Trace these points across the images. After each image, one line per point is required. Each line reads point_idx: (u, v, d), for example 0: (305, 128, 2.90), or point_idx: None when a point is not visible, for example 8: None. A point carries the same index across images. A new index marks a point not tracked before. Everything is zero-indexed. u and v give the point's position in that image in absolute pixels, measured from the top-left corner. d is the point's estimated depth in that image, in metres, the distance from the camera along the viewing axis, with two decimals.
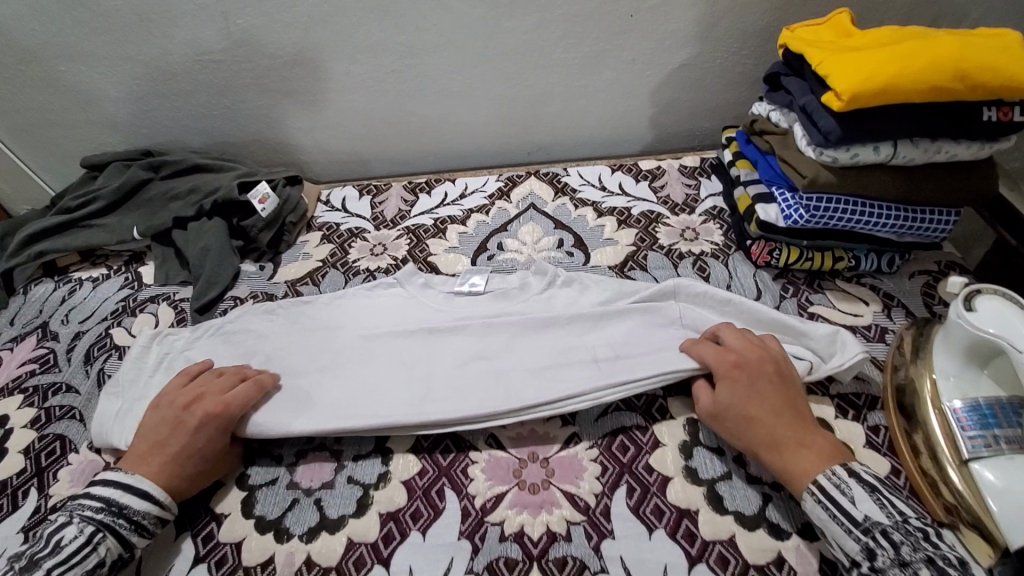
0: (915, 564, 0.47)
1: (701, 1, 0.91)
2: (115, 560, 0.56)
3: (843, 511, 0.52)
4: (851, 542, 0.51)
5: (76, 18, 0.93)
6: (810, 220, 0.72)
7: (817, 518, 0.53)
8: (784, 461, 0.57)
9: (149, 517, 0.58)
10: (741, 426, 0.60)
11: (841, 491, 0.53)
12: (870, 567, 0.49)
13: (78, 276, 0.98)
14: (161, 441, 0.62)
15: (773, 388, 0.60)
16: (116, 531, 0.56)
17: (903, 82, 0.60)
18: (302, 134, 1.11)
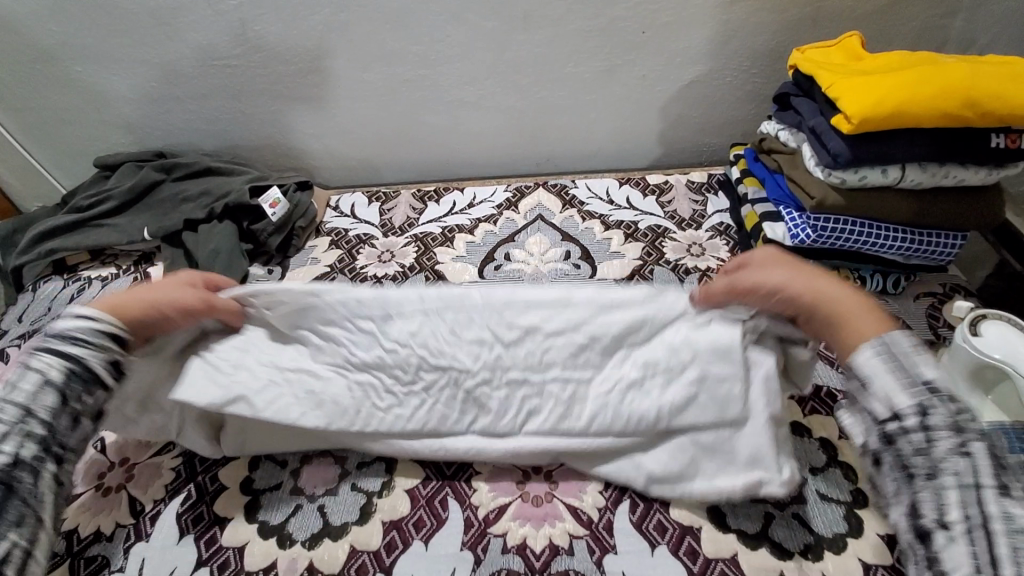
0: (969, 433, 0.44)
1: (711, 21, 0.92)
2: (65, 371, 0.54)
3: (910, 370, 0.47)
4: (908, 398, 0.47)
5: (96, 20, 0.95)
6: (817, 239, 0.73)
7: (878, 368, 0.49)
8: (848, 307, 0.54)
9: (84, 329, 0.55)
10: (802, 273, 0.57)
11: (905, 351, 0.49)
12: (919, 423, 0.46)
13: (86, 274, 0.98)
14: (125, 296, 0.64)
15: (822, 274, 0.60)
16: (51, 348, 0.54)
17: (912, 108, 0.60)
18: (313, 140, 1.11)
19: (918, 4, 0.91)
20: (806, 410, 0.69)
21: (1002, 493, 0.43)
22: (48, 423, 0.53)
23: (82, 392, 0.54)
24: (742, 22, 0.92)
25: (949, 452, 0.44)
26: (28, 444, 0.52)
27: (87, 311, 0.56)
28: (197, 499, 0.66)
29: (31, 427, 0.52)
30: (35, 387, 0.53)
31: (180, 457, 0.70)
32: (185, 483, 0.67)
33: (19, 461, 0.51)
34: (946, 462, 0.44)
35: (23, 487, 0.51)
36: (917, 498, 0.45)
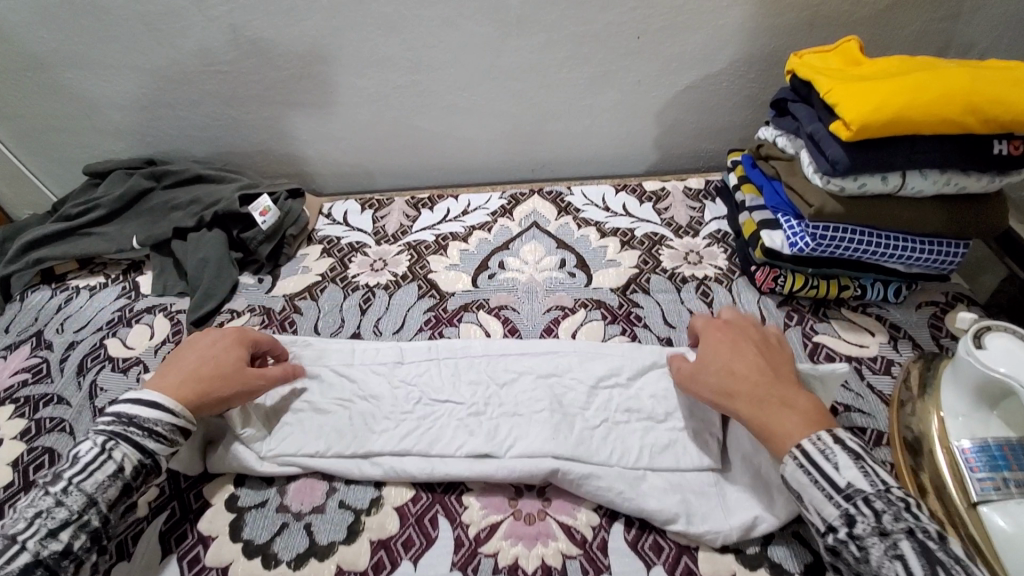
0: (894, 534, 0.46)
1: (708, 25, 0.90)
2: (136, 466, 0.56)
3: (828, 478, 0.50)
4: (831, 508, 0.49)
5: (85, 26, 0.94)
6: (816, 248, 0.71)
7: (797, 485, 0.51)
8: (765, 417, 0.55)
9: (162, 424, 0.58)
10: (725, 383, 0.59)
11: (825, 456, 0.51)
12: (848, 533, 0.48)
13: (75, 284, 0.97)
14: (186, 361, 0.64)
15: (759, 358, 0.60)
16: (128, 438, 0.57)
17: (912, 114, 0.59)
18: (306, 146, 1.10)
19: (918, 6, 0.89)
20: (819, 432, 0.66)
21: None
22: (104, 516, 0.54)
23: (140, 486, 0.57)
24: (740, 26, 0.91)
25: (882, 557, 0.46)
26: (82, 534, 0.53)
27: (166, 409, 0.59)
28: (181, 517, 0.64)
29: (88, 518, 0.53)
30: (102, 477, 0.54)
31: (164, 472, 0.68)
32: (169, 500, 0.66)
33: (70, 551, 0.52)
34: (883, 566, 0.46)
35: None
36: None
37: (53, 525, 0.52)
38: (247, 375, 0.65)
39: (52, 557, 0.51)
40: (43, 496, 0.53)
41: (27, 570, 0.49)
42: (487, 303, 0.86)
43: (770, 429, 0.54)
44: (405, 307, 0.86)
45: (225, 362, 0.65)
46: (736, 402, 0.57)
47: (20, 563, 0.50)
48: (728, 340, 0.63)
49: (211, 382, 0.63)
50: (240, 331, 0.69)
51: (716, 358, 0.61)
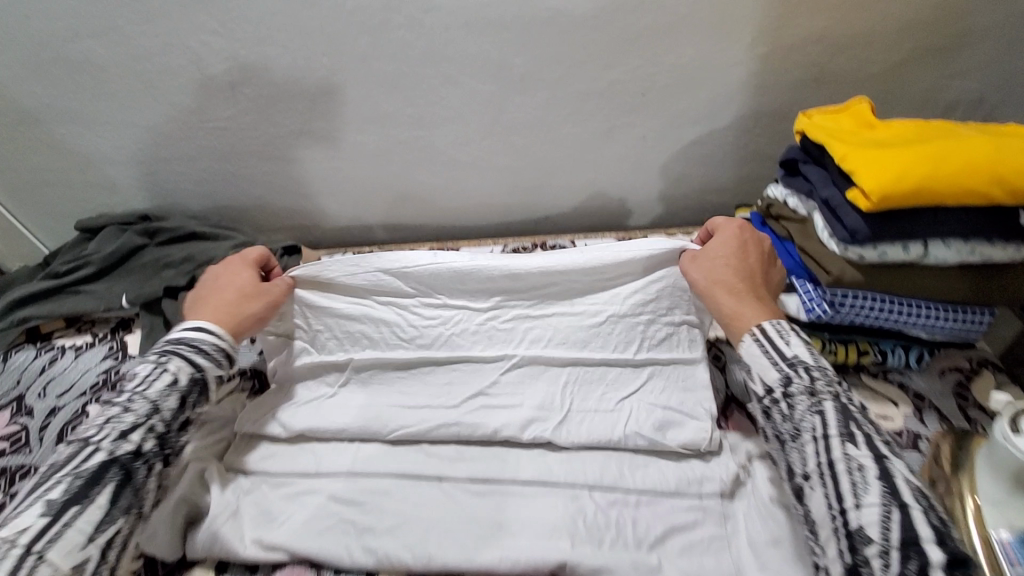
0: (823, 395, 0.56)
1: (712, 82, 0.90)
2: (191, 378, 0.63)
3: (775, 348, 0.59)
4: (772, 372, 0.58)
5: (82, 84, 0.93)
6: (834, 316, 0.68)
7: (749, 355, 0.61)
8: (738, 306, 0.64)
9: (208, 342, 0.66)
10: (718, 269, 0.68)
11: (780, 335, 0.60)
12: (783, 393, 0.57)
13: (60, 343, 0.93)
14: (209, 295, 0.71)
15: (752, 259, 0.69)
16: (180, 353, 0.64)
17: (934, 185, 0.57)
18: (304, 200, 1.08)
19: (924, 64, 0.89)
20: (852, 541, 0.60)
21: (849, 439, 0.53)
22: (167, 423, 0.61)
23: (195, 399, 0.63)
24: (744, 83, 0.90)
25: (806, 411, 0.55)
26: (149, 437, 0.59)
27: (211, 332, 0.67)
28: None
29: (154, 422, 0.60)
30: (162, 386, 0.61)
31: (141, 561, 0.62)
32: None
33: (141, 453, 0.58)
34: (806, 420, 0.55)
35: (137, 479, 0.57)
36: (790, 460, 0.56)
37: (124, 427, 0.58)
38: (260, 291, 0.72)
39: (126, 456, 0.57)
40: (111, 407, 0.60)
41: (105, 466, 0.56)
42: None
43: (735, 316, 0.64)
44: None
45: (239, 284, 0.72)
46: (718, 288, 0.67)
47: (98, 461, 0.56)
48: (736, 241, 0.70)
49: (233, 303, 0.70)
50: (241, 257, 0.76)
51: (720, 250, 0.69)
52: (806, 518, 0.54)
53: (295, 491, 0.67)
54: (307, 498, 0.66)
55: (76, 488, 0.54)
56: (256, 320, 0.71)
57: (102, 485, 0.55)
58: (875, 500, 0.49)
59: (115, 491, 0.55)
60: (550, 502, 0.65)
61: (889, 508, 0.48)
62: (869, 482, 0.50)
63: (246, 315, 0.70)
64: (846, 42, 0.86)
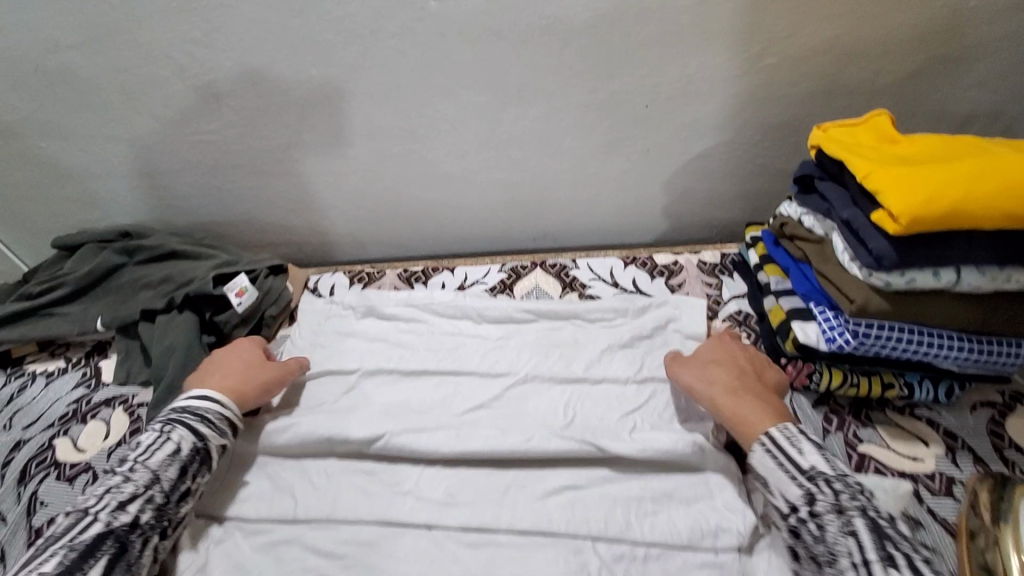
0: (849, 512, 0.50)
1: (721, 93, 0.85)
2: (192, 448, 0.63)
3: (791, 461, 0.56)
4: (793, 487, 0.54)
5: (59, 96, 0.89)
6: (858, 347, 0.62)
7: (764, 468, 0.57)
8: (739, 411, 0.63)
9: (212, 411, 0.67)
10: (708, 375, 0.68)
11: (790, 441, 0.58)
12: (808, 511, 0.52)
13: (31, 369, 0.88)
14: (221, 367, 0.74)
15: (737, 363, 0.69)
16: (184, 423, 0.64)
17: (970, 207, 0.51)
18: (294, 216, 1.04)
19: (944, 75, 0.84)
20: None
21: (891, 564, 0.46)
22: (166, 493, 0.59)
23: (196, 468, 0.62)
24: (754, 95, 0.85)
25: (838, 533, 0.50)
26: (147, 509, 0.57)
27: (216, 400, 0.68)
28: None
29: (153, 492, 0.58)
30: (163, 455, 0.60)
31: None
32: None
33: (137, 524, 0.56)
34: (839, 544, 0.49)
35: (130, 554, 0.54)
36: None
37: (122, 498, 0.56)
38: (270, 366, 0.76)
39: (122, 528, 0.55)
40: (112, 477, 0.59)
41: (101, 538, 0.53)
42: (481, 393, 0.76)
43: (744, 416, 0.62)
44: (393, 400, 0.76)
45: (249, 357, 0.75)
46: (716, 390, 0.66)
47: (93, 533, 0.53)
48: (718, 349, 0.71)
49: (242, 377, 0.72)
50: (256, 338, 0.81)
51: (705, 358, 0.70)
52: None
53: (273, 540, 0.63)
54: (285, 548, 0.62)
55: (70, 561, 0.51)
56: (263, 393, 0.73)
57: (95, 559, 0.52)
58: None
59: (111, 563, 0.52)
60: (550, 556, 0.60)
61: None
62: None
63: (253, 386, 0.72)
64: (862, 52, 0.81)
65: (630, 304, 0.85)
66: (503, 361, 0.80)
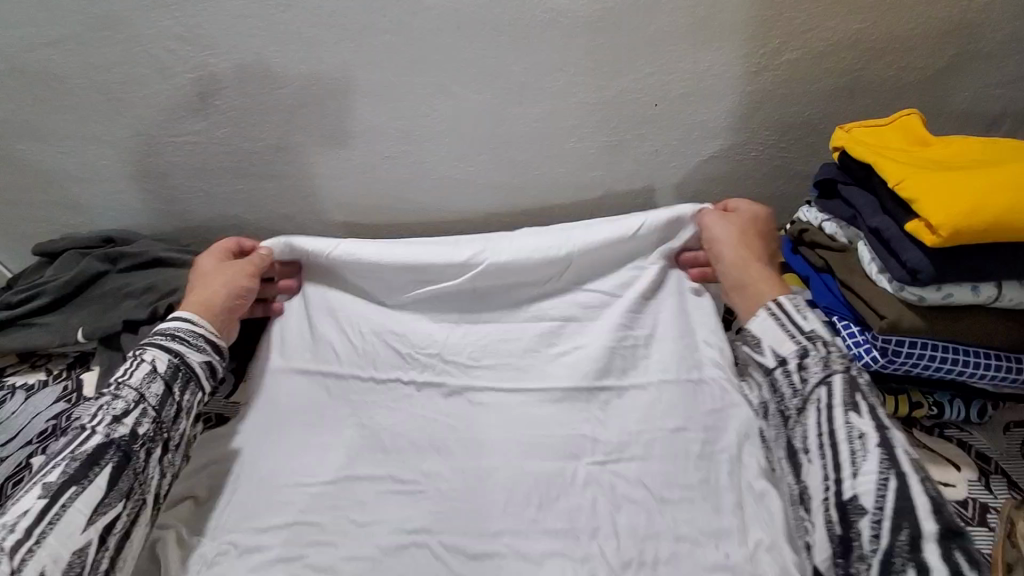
0: (831, 369, 0.58)
1: (734, 92, 0.80)
2: (169, 364, 0.67)
3: (793, 323, 0.62)
4: (789, 344, 0.61)
5: (38, 96, 0.84)
6: (886, 366, 0.58)
7: (764, 327, 0.64)
8: (753, 278, 0.69)
9: (183, 329, 0.70)
10: (737, 241, 0.73)
11: (796, 308, 0.64)
12: (796, 364, 0.60)
13: (10, 382, 0.84)
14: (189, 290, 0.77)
15: (766, 244, 0.73)
16: (157, 343, 0.68)
17: (1017, 218, 0.47)
18: (285, 221, 0.99)
19: (972, 71, 0.79)
20: None
21: (852, 410, 0.56)
22: (157, 407, 0.64)
23: (180, 384, 0.67)
24: (769, 93, 0.81)
25: (815, 384, 0.58)
26: (143, 421, 0.62)
27: (180, 320, 0.71)
28: None
29: (145, 406, 0.63)
30: (145, 373, 0.65)
31: None
32: None
33: (136, 436, 0.61)
34: (812, 394, 0.58)
35: (136, 462, 0.60)
36: (793, 434, 0.59)
37: (117, 413, 0.62)
38: (230, 268, 0.78)
39: (122, 439, 0.60)
40: (102, 398, 0.64)
41: (102, 450, 0.59)
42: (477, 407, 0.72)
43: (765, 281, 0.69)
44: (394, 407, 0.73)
45: (204, 269, 0.78)
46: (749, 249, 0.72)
47: (95, 443, 0.59)
48: (758, 222, 0.75)
49: (207, 292, 0.75)
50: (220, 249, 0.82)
51: (742, 225, 0.74)
52: (801, 492, 0.57)
53: (270, 559, 0.61)
54: (283, 568, 0.60)
55: (75, 471, 0.57)
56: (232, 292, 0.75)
57: (101, 466, 0.58)
58: (873, 470, 0.52)
59: (115, 474, 0.58)
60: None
61: (885, 476, 0.52)
62: (867, 452, 0.53)
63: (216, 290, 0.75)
64: (884, 48, 0.77)
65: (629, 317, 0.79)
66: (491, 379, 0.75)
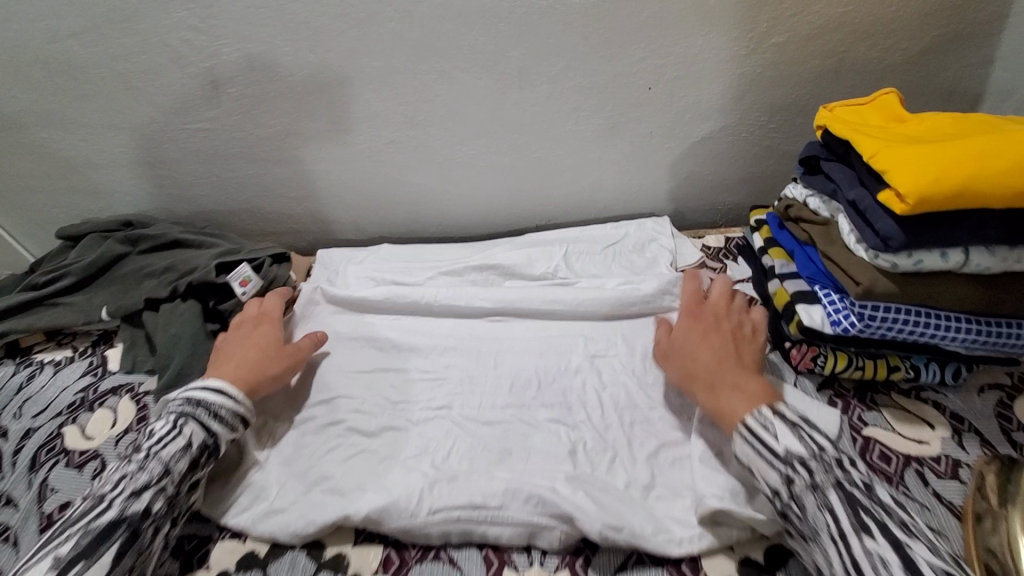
0: (824, 486, 0.50)
1: (724, 75, 0.84)
2: (201, 443, 0.62)
3: (767, 447, 0.54)
4: (772, 474, 0.52)
5: (60, 86, 0.88)
6: (864, 330, 0.62)
7: (744, 457, 0.55)
8: (716, 403, 0.61)
9: (225, 409, 0.65)
10: (689, 364, 0.66)
11: (765, 428, 0.55)
12: (789, 493, 0.51)
13: (39, 358, 0.89)
14: (234, 353, 0.73)
15: (722, 342, 0.66)
16: (196, 417, 0.63)
17: (982, 187, 0.50)
18: (293, 204, 1.03)
19: (954, 51, 0.82)
20: None
21: (864, 530, 0.47)
22: (177, 485, 0.59)
23: (205, 462, 0.62)
24: (758, 75, 0.84)
25: (817, 509, 0.49)
26: (159, 497, 0.57)
27: (222, 392, 0.66)
28: None
29: (166, 483, 0.58)
30: (174, 449, 0.59)
31: None
32: None
33: (149, 513, 0.55)
34: (818, 520, 0.49)
35: (143, 540, 0.54)
36: (819, 564, 0.49)
37: (138, 486, 0.56)
38: (279, 347, 0.74)
39: (134, 516, 0.54)
40: (128, 465, 0.59)
41: (113, 526, 0.53)
42: (478, 370, 0.77)
43: (734, 388, 0.61)
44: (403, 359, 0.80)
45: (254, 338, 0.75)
46: (703, 355, 0.66)
47: (108, 519, 0.54)
48: (703, 329, 0.69)
49: (251, 363, 0.71)
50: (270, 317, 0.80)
51: (687, 343, 0.68)
52: None
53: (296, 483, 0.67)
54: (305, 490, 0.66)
55: (84, 546, 0.51)
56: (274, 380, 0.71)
57: (109, 543, 0.52)
58: None
59: (122, 550, 0.52)
60: None
61: None
62: None
63: (262, 368, 0.71)
64: (867, 30, 0.80)
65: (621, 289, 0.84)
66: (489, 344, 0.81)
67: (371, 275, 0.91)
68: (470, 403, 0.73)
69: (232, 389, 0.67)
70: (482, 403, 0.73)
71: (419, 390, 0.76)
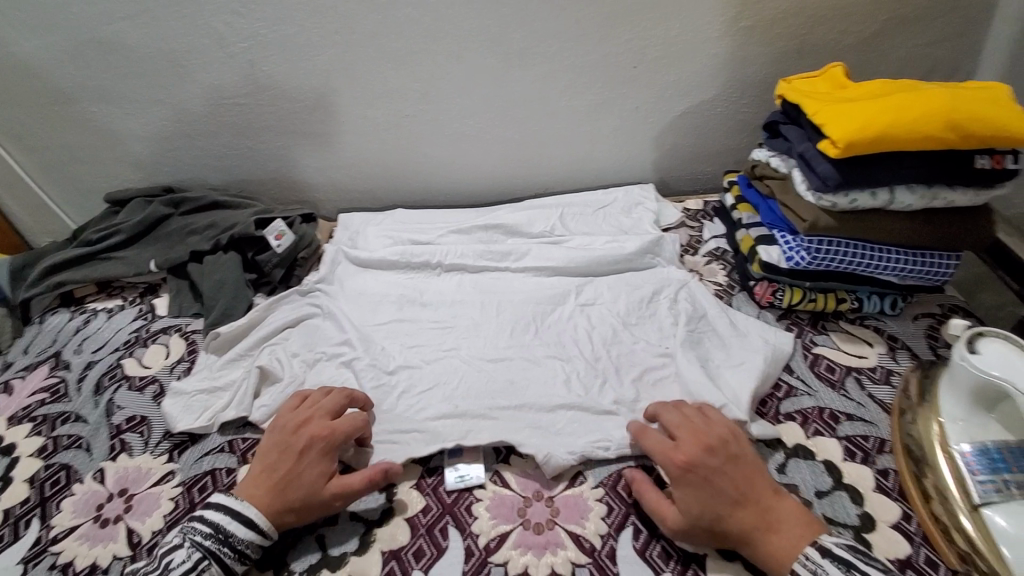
0: None
1: (701, 54, 0.95)
2: None
3: None
4: None
5: (110, 63, 0.99)
6: (813, 261, 0.74)
7: None
8: (767, 552, 0.55)
9: (251, 546, 0.59)
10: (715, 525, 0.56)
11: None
12: None
13: (92, 306, 0.99)
14: (273, 460, 0.64)
15: (732, 476, 0.58)
16: (220, 559, 0.57)
17: (897, 133, 0.63)
18: (316, 173, 1.15)
19: (899, 35, 0.95)
20: (808, 431, 0.67)
21: None
22: None
23: None
24: (730, 55, 0.96)
25: None
26: None
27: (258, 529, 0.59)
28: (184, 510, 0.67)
29: None
30: None
31: (180, 487, 0.70)
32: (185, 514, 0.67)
33: None
34: None
35: None
36: None
37: None
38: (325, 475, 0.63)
39: None
40: None
41: None
42: (485, 309, 0.89)
43: (772, 528, 0.56)
44: (420, 302, 0.91)
45: (297, 448, 0.64)
46: (723, 504, 0.57)
47: None
48: (701, 470, 0.59)
49: (291, 497, 0.61)
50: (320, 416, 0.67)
51: (695, 497, 0.57)
52: None
53: None
54: None
55: None
56: (328, 511, 0.62)
57: None
58: None
59: None
60: None
61: None
62: None
63: (301, 490, 0.61)
64: (824, 16, 0.92)
65: (607, 243, 0.96)
66: (495, 291, 0.92)
67: (389, 235, 1.02)
68: (480, 334, 0.85)
69: (272, 521, 0.60)
70: (486, 345, 0.83)
71: (435, 327, 0.87)
